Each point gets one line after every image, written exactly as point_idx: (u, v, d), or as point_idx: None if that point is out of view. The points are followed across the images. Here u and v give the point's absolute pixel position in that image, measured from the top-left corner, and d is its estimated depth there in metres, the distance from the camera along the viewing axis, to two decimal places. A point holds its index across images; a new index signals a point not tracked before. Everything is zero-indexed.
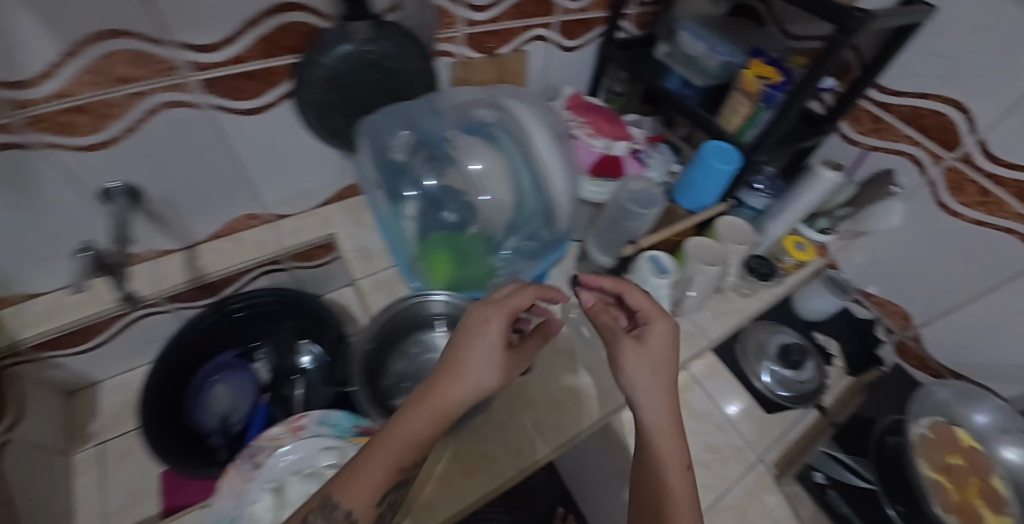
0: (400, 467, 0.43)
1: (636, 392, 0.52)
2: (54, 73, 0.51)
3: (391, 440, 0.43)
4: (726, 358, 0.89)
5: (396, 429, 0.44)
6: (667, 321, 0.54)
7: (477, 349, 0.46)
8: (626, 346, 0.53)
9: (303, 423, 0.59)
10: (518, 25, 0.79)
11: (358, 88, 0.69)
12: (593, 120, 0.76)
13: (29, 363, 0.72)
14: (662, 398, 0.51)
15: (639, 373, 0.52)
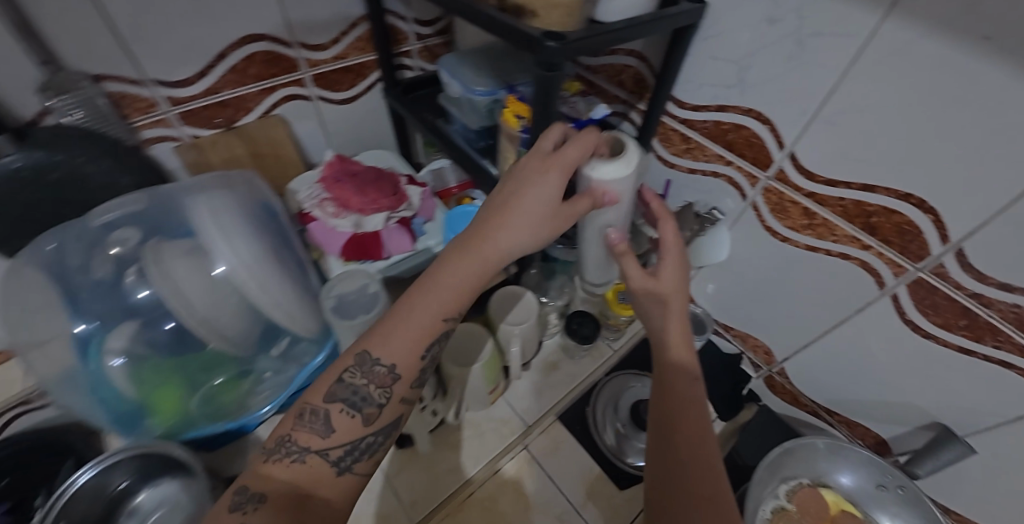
0: (446, 320, 0.43)
1: (660, 307, 0.48)
2: None
3: (423, 295, 0.43)
4: (575, 428, 0.76)
5: (433, 287, 0.43)
6: (671, 234, 0.48)
7: (529, 204, 0.43)
8: (662, 269, 0.48)
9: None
10: (257, 92, 0.69)
11: (38, 206, 0.57)
12: (337, 194, 0.63)
13: None
14: (680, 302, 0.47)
15: (669, 272, 0.48)
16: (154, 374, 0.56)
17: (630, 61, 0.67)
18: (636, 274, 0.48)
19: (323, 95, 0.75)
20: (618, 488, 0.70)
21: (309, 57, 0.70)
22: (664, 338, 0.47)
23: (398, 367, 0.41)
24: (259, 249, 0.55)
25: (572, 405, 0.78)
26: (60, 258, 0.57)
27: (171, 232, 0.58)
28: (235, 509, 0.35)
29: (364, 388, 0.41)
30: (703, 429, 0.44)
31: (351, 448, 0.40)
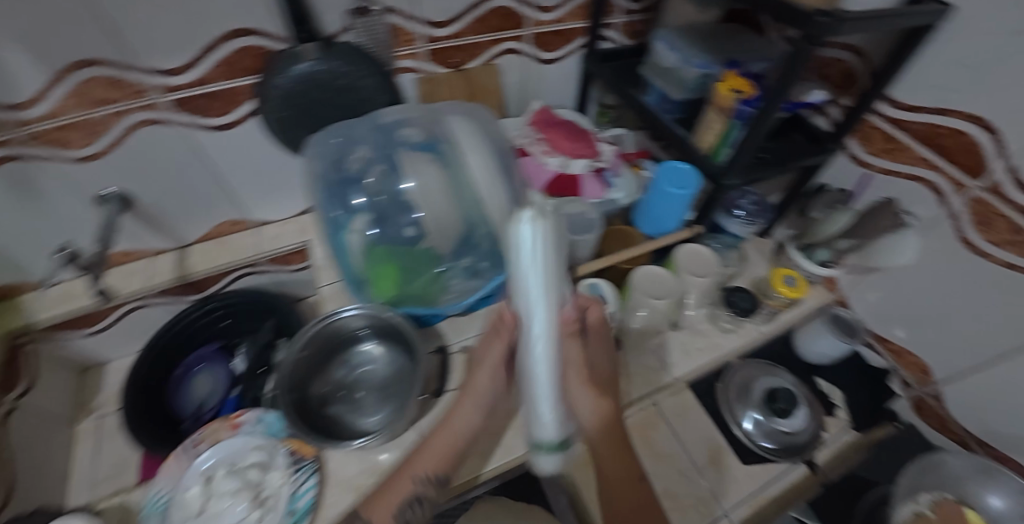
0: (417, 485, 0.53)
1: (575, 407, 0.52)
2: (43, 96, 0.59)
3: (411, 466, 0.54)
4: (706, 399, 0.80)
5: (395, 482, 0.54)
6: (596, 322, 0.55)
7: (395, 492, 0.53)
8: (579, 385, 0.52)
9: (241, 419, 0.64)
10: (487, 41, 0.78)
11: (321, 106, 0.70)
12: (550, 137, 0.72)
13: (47, 343, 0.81)
14: (592, 396, 0.52)
15: (575, 370, 0.51)
16: (385, 254, 0.67)
17: (843, 56, 0.70)
18: (574, 358, 0.51)
19: (534, 53, 0.83)
20: (743, 463, 0.74)
21: (536, 17, 0.78)
22: (591, 424, 0.52)
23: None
24: (500, 167, 0.66)
25: (704, 378, 0.83)
26: (336, 153, 0.72)
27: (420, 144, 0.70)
28: None
29: None
30: (638, 489, 0.53)
31: None
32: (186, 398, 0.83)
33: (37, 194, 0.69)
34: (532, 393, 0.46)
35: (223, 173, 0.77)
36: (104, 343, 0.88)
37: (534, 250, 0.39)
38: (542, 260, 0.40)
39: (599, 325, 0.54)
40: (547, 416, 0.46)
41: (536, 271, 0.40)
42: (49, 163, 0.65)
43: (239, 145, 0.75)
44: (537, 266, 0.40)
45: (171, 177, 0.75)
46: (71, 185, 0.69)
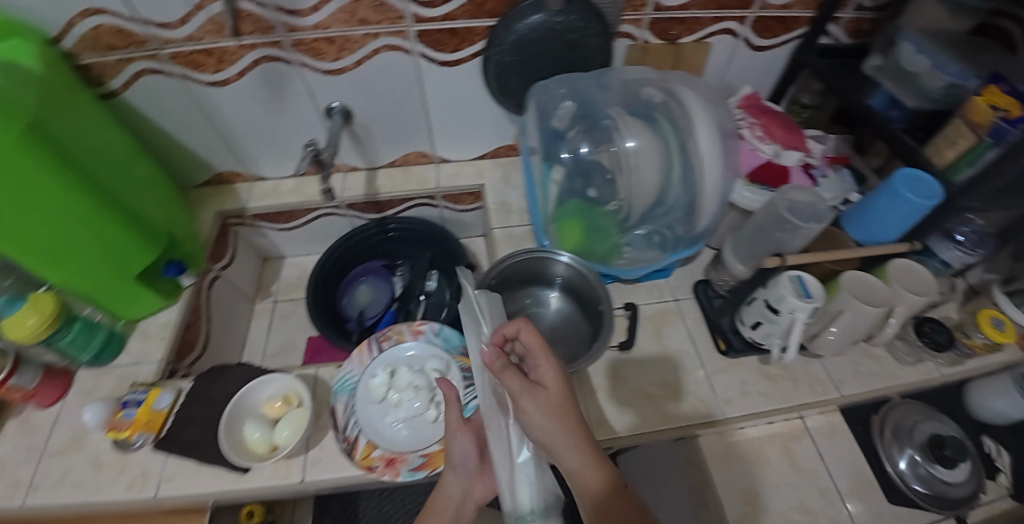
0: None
1: (556, 442, 0.39)
2: (321, 7, 0.66)
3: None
4: (855, 425, 0.75)
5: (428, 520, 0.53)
6: (535, 337, 0.43)
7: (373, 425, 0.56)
8: (526, 404, 0.41)
9: (422, 328, 0.71)
10: (709, 18, 0.77)
11: (544, 58, 0.73)
12: (765, 123, 0.71)
13: (248, 228, 0.93)
14: (567, 423, 0.40)
15: (561, 440, 0.39)
16: (577, 210, 0.69)
17: None
18: (516, 386, 0.41)
19: (748, 37, 0.82)
20: (891, 502, 0.68)
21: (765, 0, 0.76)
22: (573, 468, 0.39)
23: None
24: (724, 154, 0.63)
25: (857, 405, 0.78)
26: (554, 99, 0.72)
27: (640, 112, 0.68)
28: None
29: None
30: None
31: None
32: (349, 302, 0.92)
33: (282, 95, 0.78)
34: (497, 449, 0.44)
35: (432, 107, 0.83)
36: (288, 240, 0.99)
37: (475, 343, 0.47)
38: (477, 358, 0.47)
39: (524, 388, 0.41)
40: (523, 457, 0.44)
41: (481, 368, 0.46)
42: (301, 69, 0.74)
43: (453, 83, 0.80)
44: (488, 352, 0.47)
45: (388, 102, 0.81)
46: (311, 93, 0.78)
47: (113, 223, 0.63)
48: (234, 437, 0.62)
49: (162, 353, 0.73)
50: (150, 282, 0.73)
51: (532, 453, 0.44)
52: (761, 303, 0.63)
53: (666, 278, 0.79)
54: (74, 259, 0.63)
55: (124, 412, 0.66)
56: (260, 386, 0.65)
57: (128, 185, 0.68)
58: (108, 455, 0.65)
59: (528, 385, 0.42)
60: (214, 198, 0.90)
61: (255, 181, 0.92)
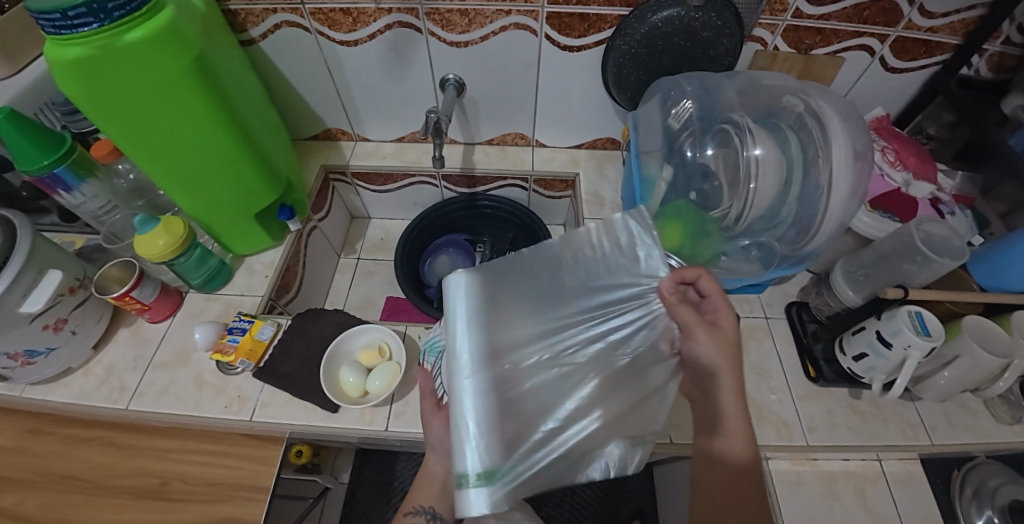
0: (410, 514, 0.53)
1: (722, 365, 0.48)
2: None
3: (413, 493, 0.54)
4: (936, 478, 0.70)
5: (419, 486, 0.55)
6: (716, 290, 0.49)
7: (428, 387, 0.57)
8: (700, 335, 0.48)
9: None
10: (846, 32, 0.74)
11: (671, 55, 0.72)
12: (898, 148, 0.69)
13: (346, 185, 0.97)
14: (732, 358, 0.48)
15: (723, 370, 0.47)
16: (681, 210, 0.69)
17: None
18: (693, 321, 0.47)
19: (884, 57, 0.77)
20: None
21: (912, 20, 0.71)
22: (719, 383, 0.48)
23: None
24: (857, 174, 0.59)
25: (942, 458, 0.72)
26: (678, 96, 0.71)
27: (769, 121, 0.66)
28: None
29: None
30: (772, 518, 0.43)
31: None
32: (430, 269, 0.96)
33: (404, 61, 0.80)
34: (457, 419, 0.43)
35: (542, 90, 0.84)
36: (379, 202, 1.02)
37: (466, 322, 0.46)
38: (473, 339, 0.45)
39: (700, 326, 0.48)
40: (477, 437, 0.43)
41: (467, 344, 0.45)
42: (429, 38, 0.76)
43: (569, 69, 0.80)
44: (474, 331, 0.46)
45: (501, 79, 0.82)
46: (432, 63, 0.80)
47: (246, 158, 0.68)
48: (329, 376, 0.67)
49: (264, 289, 0.79)
50: (263, 223, 0.78)
51: (493, 429, 0.43)
52: (870, 334, 0.60)
53: (758, 294, 0.77)
54: (210, 185, 0.67)
55: (229, 337, 0.70)
56: (357, 334, 0.70)
57: (260, 125, 0.72)
58: (210, 374, 0.70)
59: (706, 321, 0.49)
60: (322, 153, 0.95)
61: (358, 141, 0.97)
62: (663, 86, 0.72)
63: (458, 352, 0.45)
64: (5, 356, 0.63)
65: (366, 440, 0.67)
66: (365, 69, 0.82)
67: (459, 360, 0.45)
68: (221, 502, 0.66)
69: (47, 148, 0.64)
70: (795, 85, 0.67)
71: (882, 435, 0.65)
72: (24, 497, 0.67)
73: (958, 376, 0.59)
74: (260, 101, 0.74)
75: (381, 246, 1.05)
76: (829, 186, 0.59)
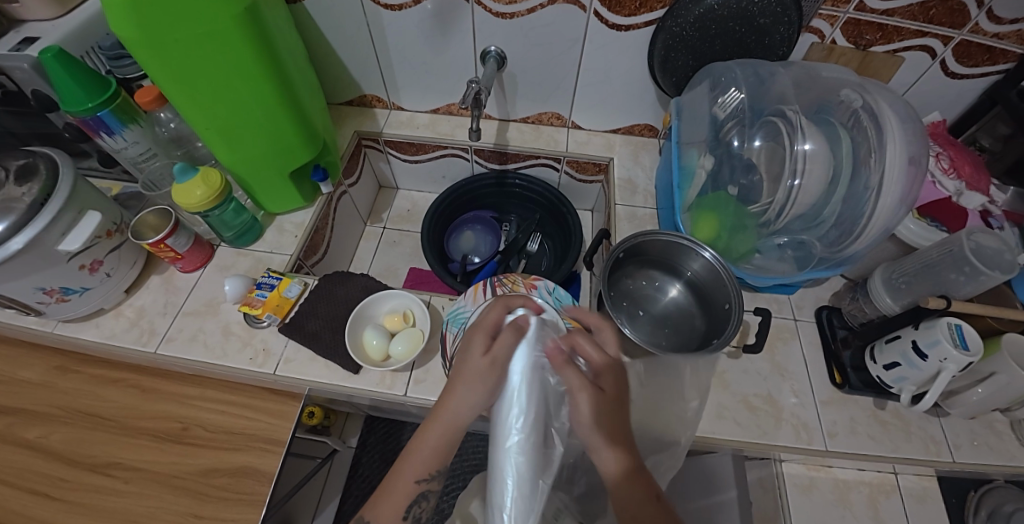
0: (419, 483, 0.50)
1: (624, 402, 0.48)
2: None
3: (408, 463, 0.50)
4: (950, 495, 0.69)
5: (411, 455, 0.50)
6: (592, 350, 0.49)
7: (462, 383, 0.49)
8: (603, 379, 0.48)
9: (536, 284, 0.73)
10: (909, 30, 0.70)
11: (723, 39, 0.70)
12: (954, 155, 0.66)
13: (377, 153, 0.98)
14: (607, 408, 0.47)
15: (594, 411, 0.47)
16: (721, 202, 0.68)
17: None
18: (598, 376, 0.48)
19: (945, 61, 0.74)
20: None
21: (979, 24, 0.68)
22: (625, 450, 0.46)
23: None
24: (910, 177, 0.57)
25: (960, 478, 0.71)
26: (731, 83, 0.69)
27: (820, 116, 0.64)
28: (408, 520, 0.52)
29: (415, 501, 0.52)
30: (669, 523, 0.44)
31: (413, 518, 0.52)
32: (454, 243, 0.95)
33: (445, 30, 0.79)
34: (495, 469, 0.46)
35: (584, 70, 0.82)
36: (408, 172, 1.02)
37: (519, 382, 0.46)
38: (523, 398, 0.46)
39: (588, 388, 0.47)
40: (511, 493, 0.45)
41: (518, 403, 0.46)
42: (474, 7, 0.75)
43: (614, 49, 0.78)
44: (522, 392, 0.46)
45: (542, 57, 0.81)
46: (475, 32, 0.79)
47: (284, 114, 0.68)
48: (352, 338, 0.67)
49: (294, 248, 0.80)
50: (297, 182, 0.79)
51: (530, 484, 0.46)
52: (906, 343, 0.59)
53: (788, 296, 0.75)
54: (247, 138, 0.68)
55: (257, 291, 0.71)
56: (383, 299, 0.70)
57: (302, 86, 0.72)
58: (236, 325, 0.72)
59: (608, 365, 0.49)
60: (355, 118, 0.95)
61: (393, 110, 0.96)
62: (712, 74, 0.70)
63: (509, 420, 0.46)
64: (42, 291, 0.65)
65: (382, 404, 0.68)
66: (406, 35, 0.81)
67: (509, 420, 0.46)
68: (238, 451, 0.68)
69: (91, 90, 0.65)
70: (855, 80, 0.64)
71: (903, 449, 0.64)
72: (50, 429, 0.70)
73: (993, 395, 0.57)
74: (302, 59, 0.74)
75: (407, 217, 1.05)
76: (879, 188, 0.57)
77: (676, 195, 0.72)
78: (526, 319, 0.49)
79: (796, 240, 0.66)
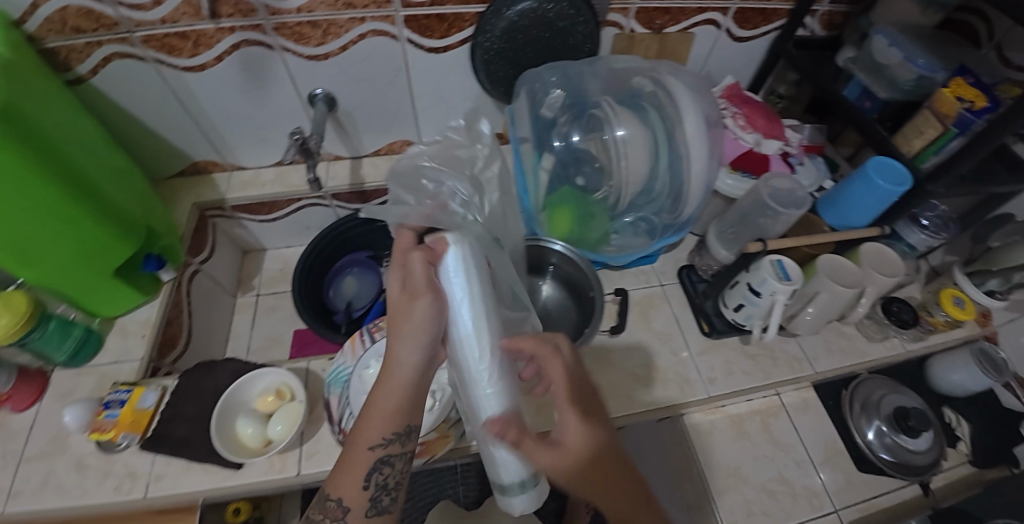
0: (376, 447, 0.45)
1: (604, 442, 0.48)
2: None
3: (365, 426, 0.45)
4: (827, 399, 0.82)
5: (368, 419, 0.45)
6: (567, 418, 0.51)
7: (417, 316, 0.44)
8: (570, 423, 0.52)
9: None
10: (693, 7, 0.77)
11: (533, 47, 0.73)
12: (748, 113, 0.72)
13: (228, 220, 0.91)
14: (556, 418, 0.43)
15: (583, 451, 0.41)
16: (569, 196, 0.71)
17: None
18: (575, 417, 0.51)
19: (729, 28, 0.83)
20: (859, 470, 0.76)
21: None
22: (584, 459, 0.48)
23: (351, 508, 0.45)
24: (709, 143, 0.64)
25: (830, 381, 0.83)
26: (546, 87, 0.72)
27: (631, 102, 0.69)
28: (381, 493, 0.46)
29: (390, 476, 0.46)
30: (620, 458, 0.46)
31: (382, 488, 0.46)
32: (335, 294, 0.91)
33: (262, 83, 0.75)
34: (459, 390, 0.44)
35: (418, 94, 0.82)
36: (269, 231, 0.96)
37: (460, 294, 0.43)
38: (467, 302, 0.43)
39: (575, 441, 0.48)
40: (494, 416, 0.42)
41: (468, 321, 0.43)
42: (284, 54, 0.72)
43: (440, 69, 0.79)
44: (472, 321, 0.43)
45: (372, 89, 0.80)
46: (293, 79, 0.76)
47: (88, 215, 0.60)
48: (223, 431, 0.61)
49: (144, 350, 0.72)
50: (127, 277, 0.72)
51: (510, 405, 0.43)
52: (744, 287, 0.64)
53: (651, 264, 0.81)
54: (47, 253, 0.60)
55: (105, 412, 0.64)
56: (255, 379, 0.65)
57: (104, 176, 0.65)
58: (90, 457, 0.63)
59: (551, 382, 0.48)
60: (189, 190, 0.87)
61: (234, 170, 0.90)
62: (526, 82, 0.72)
63: (465, 346, 0.43)
64: None
65: (282, 490, 0.63)
66: (220, 94, 0.76)
67: (470, 351, 0.42)
68: None
69: None
70: (648, 65, 0.71)
71: (776, 377, 0.72)
72: None
73: (821, 313, 0.65)
74: (98, 148, 0.66)
75: (283, 276, 0.99)
76: (694, 158, 0.63)
77: (529, 200, 0.74)
78: (437, 238, 0.46)
79: (637, 214, 0.72)
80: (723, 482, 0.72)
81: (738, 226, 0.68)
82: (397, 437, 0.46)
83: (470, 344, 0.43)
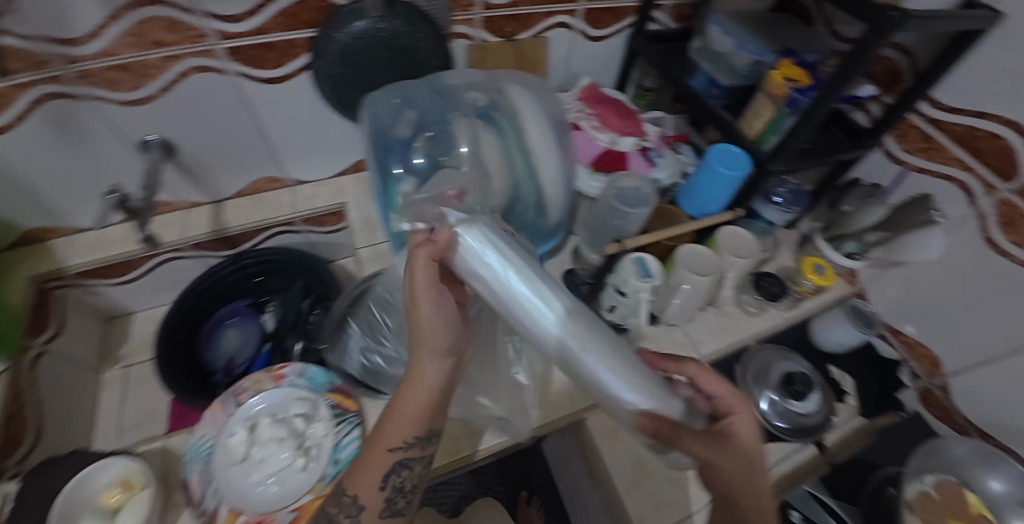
0: (397, 449, 0.47)
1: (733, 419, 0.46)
2: (100, 35, 0.57)
3: (387, 430, 0.47)
4: (723, 377, 0.84)
5: (389, 422, 0.48)
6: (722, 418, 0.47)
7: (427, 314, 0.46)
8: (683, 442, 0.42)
9: (283, 372, 0.66)
10: (539, 11, 0.77)
11: (376, 68, 0.70)
12: (601, 113, 0.73)
13: (77, 289, 0.81)
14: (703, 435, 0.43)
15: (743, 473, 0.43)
16: None
17: (890, 55, 0.72)
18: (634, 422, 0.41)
19: (582, 28, 0.83)
20: None
21: None
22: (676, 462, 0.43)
23: (365, 506, 0.47)
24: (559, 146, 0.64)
25: (724, 358, 0.86)
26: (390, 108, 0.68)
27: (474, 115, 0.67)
28: (400, 487, 0.48)
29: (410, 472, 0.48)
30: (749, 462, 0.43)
31: (400, 486, 0.48)
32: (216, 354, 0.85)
33: (79, 136, 0.67)
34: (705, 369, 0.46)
35: (268, 128, 0.77)
36: (132, 292, 0.88)
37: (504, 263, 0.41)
38: (504, 260, 0.42)
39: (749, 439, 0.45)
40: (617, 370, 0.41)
41: (527, 286, 0.41)
42: (99, 104, 0.64)
43: (285, 100, 0.74)
44: (502, 276, 0.41)
45: (215, 129, 0.74)
46: (116, 129, 0.68)
47: None
48: None
49: None
50: None
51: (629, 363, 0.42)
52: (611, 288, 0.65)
53: None
54: None
55: None
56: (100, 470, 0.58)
57: None
58: None
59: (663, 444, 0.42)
60: (20, 264, 0.77)
61: (75, 233, 0.81)
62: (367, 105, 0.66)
63: (540, 311, 0.41)
64: None
65: None
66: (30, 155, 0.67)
67: (531, 304, 0.41)
68: None
69: None
70: (487, 76, 0.69)
71: None
72: None
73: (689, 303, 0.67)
74: None
75: None
76: (549, 162, 0.63)
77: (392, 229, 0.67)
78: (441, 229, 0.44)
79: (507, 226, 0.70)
80: (629, 480, 0.73)
81: (602, 229, 0.68)
82: (417, 441, 0.48)
83: (537, 308, 0.41)
